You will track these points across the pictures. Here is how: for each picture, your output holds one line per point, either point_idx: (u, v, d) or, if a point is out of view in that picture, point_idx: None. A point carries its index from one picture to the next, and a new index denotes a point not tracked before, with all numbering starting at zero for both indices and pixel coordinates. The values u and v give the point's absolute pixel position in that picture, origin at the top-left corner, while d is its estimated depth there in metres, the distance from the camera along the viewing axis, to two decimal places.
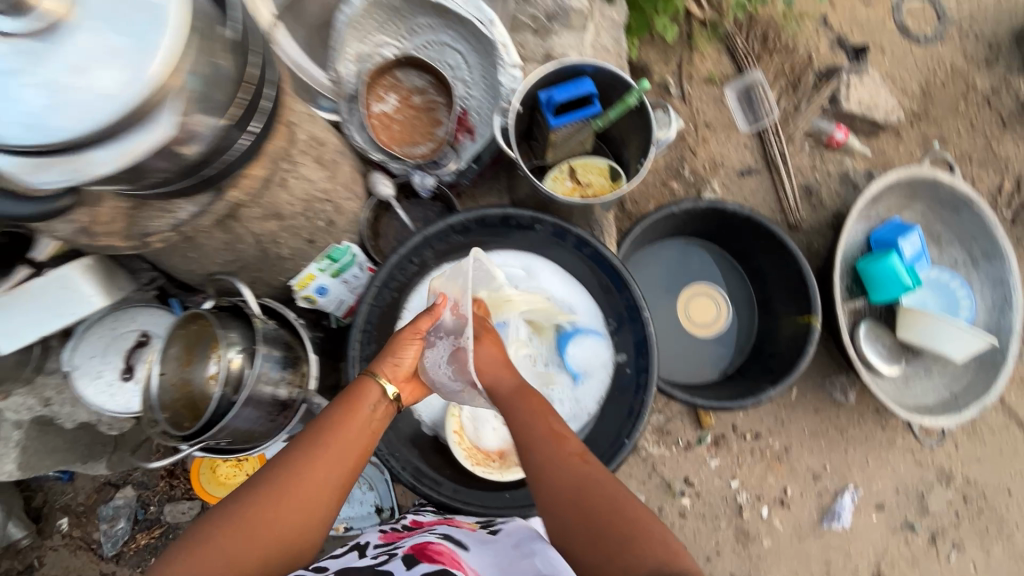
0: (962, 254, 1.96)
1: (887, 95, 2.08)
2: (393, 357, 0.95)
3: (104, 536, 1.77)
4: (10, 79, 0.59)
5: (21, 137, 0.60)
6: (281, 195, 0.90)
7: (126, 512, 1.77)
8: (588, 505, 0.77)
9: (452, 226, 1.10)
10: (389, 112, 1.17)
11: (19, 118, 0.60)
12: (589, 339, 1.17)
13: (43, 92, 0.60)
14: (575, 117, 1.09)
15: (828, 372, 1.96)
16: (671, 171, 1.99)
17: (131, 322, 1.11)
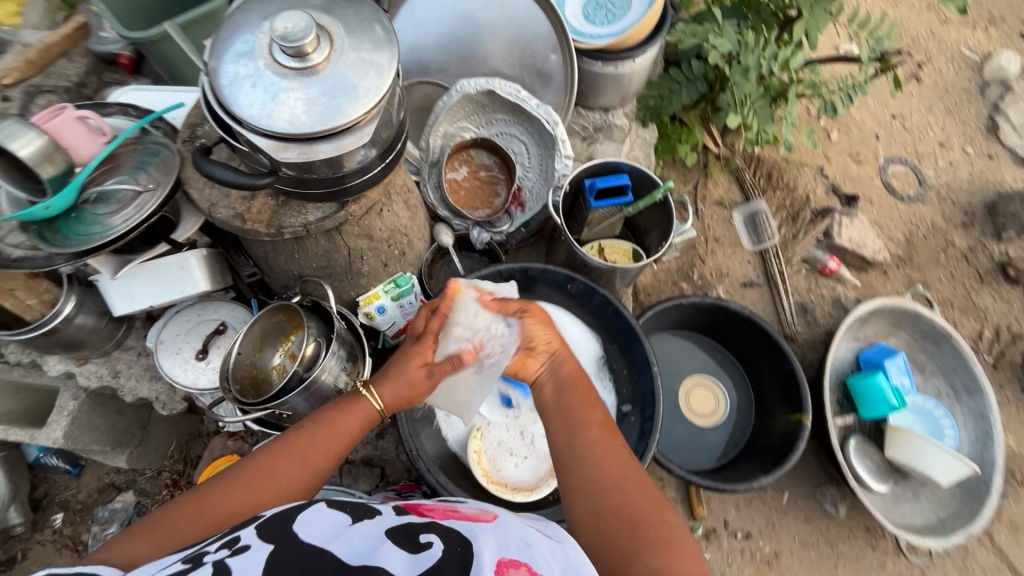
0: (945, 385, 2.12)
1: (874, 238, 2.39)
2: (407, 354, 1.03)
3: (92, 538, 1.77)
4: (270, 83, 0.67)
5: (261, 122, 0.66)
6: (376, 221, 1.12)
7: (121, 517, 1.73)
8: (622, 502, 0.82)
9: (499, 273, 1.32)
10: (459, 179, 1.45)
11: (264, 109, 0.66)
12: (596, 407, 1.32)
13: (288, 96, 0.67)
14: (611, 203, 1.34)
15: (819, 482, 2.02)
16: (682, 273, 2.25)
17: (215, 313, 1.27)
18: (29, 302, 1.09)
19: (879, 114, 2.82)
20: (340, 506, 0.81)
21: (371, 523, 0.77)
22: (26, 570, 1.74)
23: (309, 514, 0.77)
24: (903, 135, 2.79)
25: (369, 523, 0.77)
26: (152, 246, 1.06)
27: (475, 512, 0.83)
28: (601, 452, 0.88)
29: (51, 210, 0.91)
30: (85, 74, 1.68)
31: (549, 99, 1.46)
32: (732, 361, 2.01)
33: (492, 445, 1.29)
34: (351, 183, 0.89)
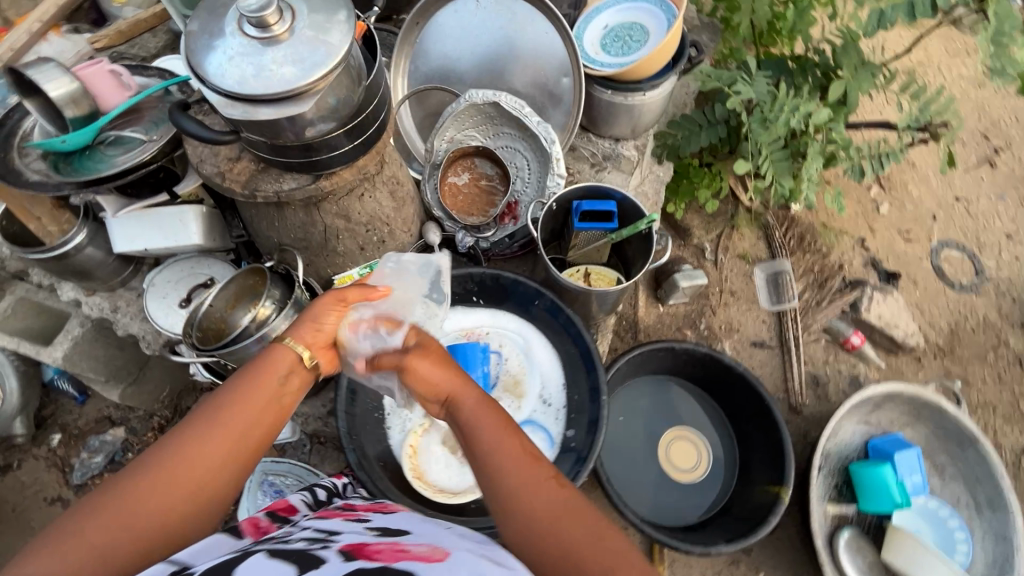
0: (966, 495, 1.89)
1: (909, 320, 2.21)
2: (314, 322, 0.94)
3: (78, 463, 1.90)
4: (231, 47, 0.74)
5: (216, 84, 0.74)
6: (355, 204, 1.19)
7: (107, 449, 1.88)
8: (564, 529, 0.71)
9: (471, 276, 1.34)
10: (459, 184, 1.49)
11: (221, 71, 0.74)
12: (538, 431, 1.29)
13: (244, 63, 0.74)
14: (597, 226, 1.36)
15: (799, 570, 1.84)
16: (688, 320, 2.17)
17: (206, 269, 1.36)
18: (49, 229, 1.25)
19: (941, 193, 2.61)
20: (281, 555, 0.63)
21: (321, 572, 0.60)
22: (18, 478, 1.90)
23: (245, 568, 0.60)
24: (964, 219, 2.57)
25: (315, 574, 0.59)
26: (154, 194, 1.22)
27: (430, 548, 0.66)
28: (530, 469, 0.76)
29: (68, 144, 1.03)
30: (161, 48, 1.90)
31: (557, 119, 1.51)
32: (722, 419, 1.91)
33: (428, 442, 1.27)
34: (320, 157, 0.96)
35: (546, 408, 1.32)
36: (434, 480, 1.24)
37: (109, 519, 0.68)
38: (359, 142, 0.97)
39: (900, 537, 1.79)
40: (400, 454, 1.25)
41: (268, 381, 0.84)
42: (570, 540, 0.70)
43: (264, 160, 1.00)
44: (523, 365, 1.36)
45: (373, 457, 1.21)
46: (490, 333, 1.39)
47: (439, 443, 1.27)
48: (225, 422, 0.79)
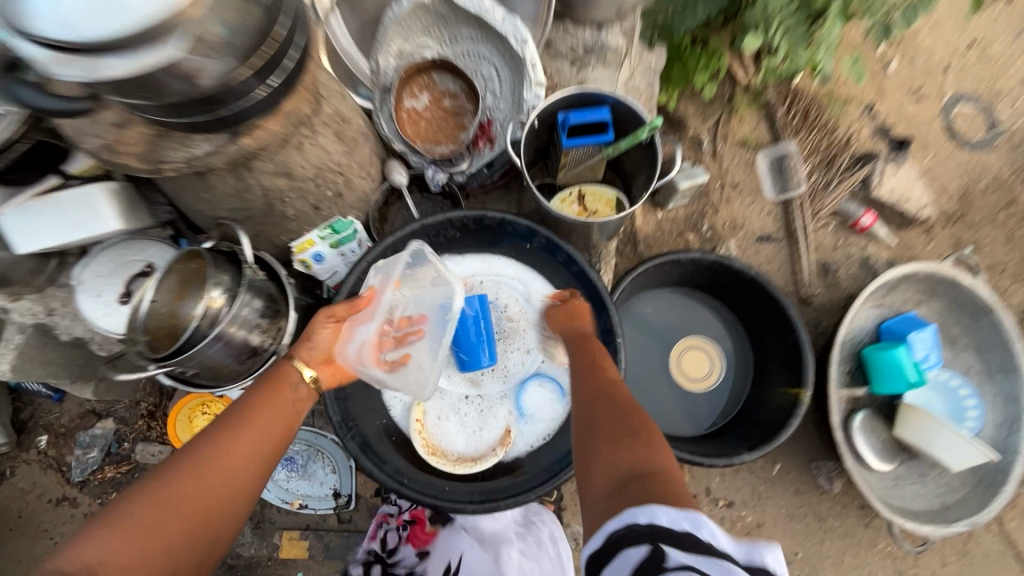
0: (978, 362, 1.86)
1: (922, 191, 2.05)
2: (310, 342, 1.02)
3: (75, 461, 1.82)
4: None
5: (48, 31, 0.61)
6: (296, 156, 0.97)
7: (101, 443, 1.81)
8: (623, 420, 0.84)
9: (452, 220, 1.16)
10: (419, 109, 1.26)
11: (52, 20, 0.61)
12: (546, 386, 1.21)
13: (78, 4, 0.61)
14: (588, 140, 1.14)
15: (815, 456, 1.88)
16: (689, 224, 2.00)
17: (141, 254, 1.17)
18: None
19: (953, 38, 2.28)
20: None
21: None
22: (16, 485, 1.82)
23: None
24: (977, 68, 2.26)
25: None
26: (41, 178, 1.01)
27: None
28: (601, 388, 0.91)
29: None
30: None
31: (523, 10, 1.27)
32: (735, 325, 1.83)
33: (434, 412, 1.19)
34: (228, 112, 0.78)
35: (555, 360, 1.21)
36: (450, 449, 1.17)
37: (157, 511, 0.76)
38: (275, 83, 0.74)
39: (913, 414, 1.78)
40: (410, 431, 1.17)
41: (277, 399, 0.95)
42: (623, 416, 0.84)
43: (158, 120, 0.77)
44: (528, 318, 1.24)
45: (375, 437, 1.11)
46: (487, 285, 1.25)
47: (447, 410, 1.20)
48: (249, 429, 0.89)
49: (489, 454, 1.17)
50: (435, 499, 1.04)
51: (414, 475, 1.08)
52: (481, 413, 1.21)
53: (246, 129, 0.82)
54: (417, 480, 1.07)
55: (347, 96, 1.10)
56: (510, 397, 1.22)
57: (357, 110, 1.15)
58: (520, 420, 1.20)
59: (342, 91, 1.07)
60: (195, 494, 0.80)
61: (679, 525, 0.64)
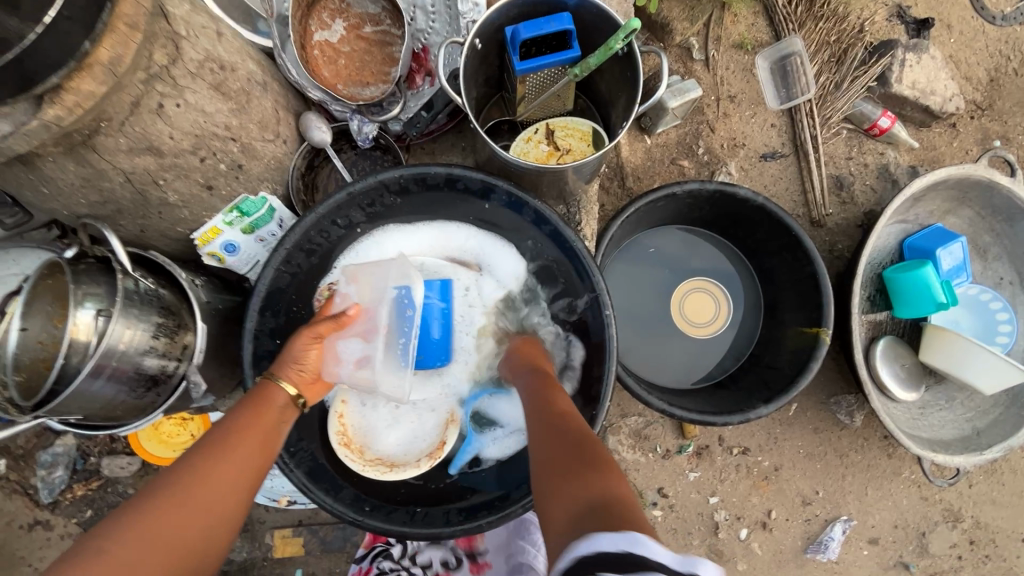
0: (1011, 272, 1.68)
1: (949, 81, 1.74)
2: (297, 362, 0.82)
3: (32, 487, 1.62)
4: None
5: None
6: (158, 124, 0.73)
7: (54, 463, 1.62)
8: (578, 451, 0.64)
9: (385, 184, 0.90)
10: (334, 42, 1.01)
11: None
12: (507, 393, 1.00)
13: None
14: (550, 61, 0.88)
15: (834, 391, 1.70)
16: (683, 148, 1.69)
17: (12, 265, 0.95)
18: None
19: None
20: None
21: None
22: None
23: None
24: None
25: None
26: None
27: None
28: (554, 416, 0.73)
29: None
30: None
31: None
32: (741, 260, 1.63)
33: (367, 401, 0.97)
34: None
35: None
36: (369, 447, 0.94)
37: (132, 555, 0.55)
38: (60, 16, 0.50)
39: (940, 336, 1.58)
40: (330, 412, 0.95)
41: (269, 414, 0.76)
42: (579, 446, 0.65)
43: None
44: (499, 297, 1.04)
45: (328, 458, 0.92)
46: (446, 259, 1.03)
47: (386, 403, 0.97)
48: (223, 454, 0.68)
49: (410, 465, 0.93)
50: (402, 526, 0.86)
51: (379, 495, 0.91)
52: (417, 409, 0.99)
53: (50, 94, 0.57)
54: (384, 502, 0.90)
55: (226, 33, 0.83)
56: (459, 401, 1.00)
57: (247, 51, 0.88)
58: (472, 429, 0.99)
59: (217, 27, 0.81)
60: (178, 536, 0.59)
61: (616, 547, 0.45)
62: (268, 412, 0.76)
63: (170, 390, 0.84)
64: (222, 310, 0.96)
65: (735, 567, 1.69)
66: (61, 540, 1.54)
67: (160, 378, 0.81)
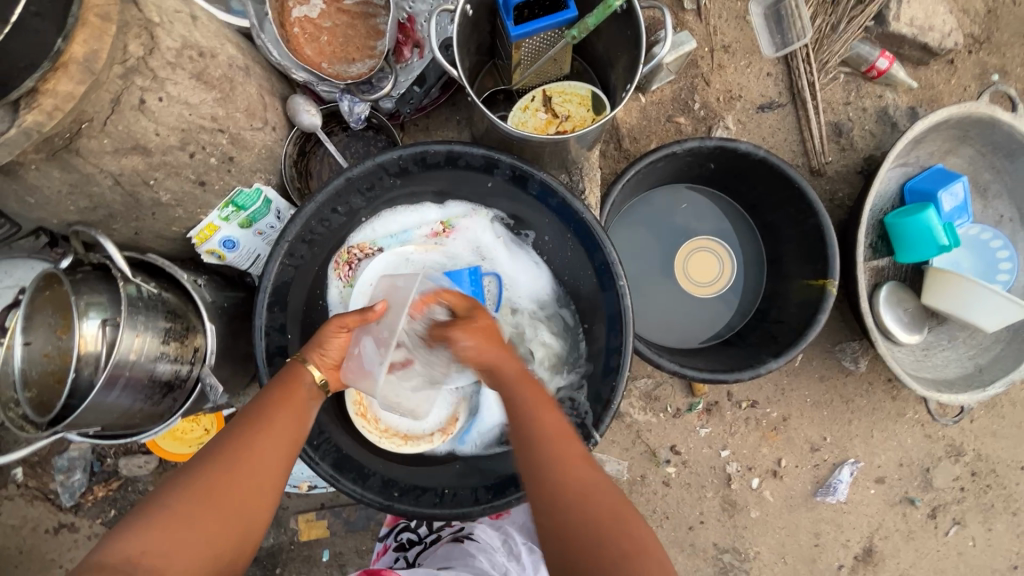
0: (1010, 209, 1.64)
1: (948, 15, 1.63)
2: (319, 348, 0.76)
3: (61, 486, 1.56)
4: None
5: None
6: (141, 120, 0.68)
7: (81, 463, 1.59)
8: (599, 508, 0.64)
9: (383, 166, 0.87)
10: (314, 17, 0.95)
11: None
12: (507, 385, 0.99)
13: None
14: (544, 24, 0.84)
15: (838, 339, 1.72)
16: (678, 104, 1.61)
17: (4, 278, 0.92)
18: None
19: None
20: None
21: None
22: None
23: None
24: None
25: None
26: None
27: None
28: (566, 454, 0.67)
29: None
30: None
31: None
32: (742, 217, 1.61)
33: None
34: None
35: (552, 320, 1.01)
36: (382, 417, 0.95)
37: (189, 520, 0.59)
38: (24, 14, 0.46)
39: (943, 278, 1.57)
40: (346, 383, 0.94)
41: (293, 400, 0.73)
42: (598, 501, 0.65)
43: None
44: (510, 276, 1.02)
45: (353, 446, 0.92)
46: (463, 233, 1.01)
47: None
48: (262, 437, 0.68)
49: (424, 440, 0.94)
50: (433, 507, 0.87)
51: (407, 479, 0.92)
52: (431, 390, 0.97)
53: (26, 98, 0.53)
54: (412, 486, 0.91)
55: (198, 16, 0.78)
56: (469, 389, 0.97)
57: (222, 33, 0.82)
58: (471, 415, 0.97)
59: (188, 10, 0.75)
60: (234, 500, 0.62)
61: None
62: (295, 397, 0.73)
63: (186, 393, 0.83)
64: (228, 308, 0.94)
65: (748, 516, 1.74)
66: (88, 540, 1.55)
67: (177, 383, 0.80)
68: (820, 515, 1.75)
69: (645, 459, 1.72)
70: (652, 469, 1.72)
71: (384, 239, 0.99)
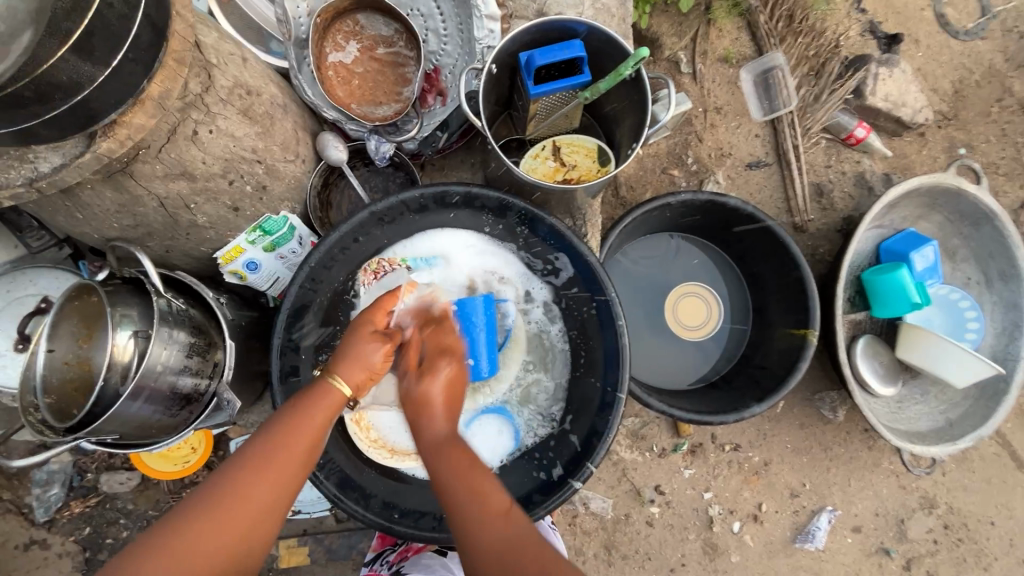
0: (976, 272, 1.76)
1: (919, 93, 1.79)
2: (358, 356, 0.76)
3: (35, 500, 1.50)
4: None
5: None
6: (192, 150, 0.75)
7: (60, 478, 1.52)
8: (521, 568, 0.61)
9: (405, 203, 0.94)
10: (348, 63, 1.03)
11: None
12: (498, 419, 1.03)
13: None
14: (561, 85, 0.93)
15: (818, 388, 1.79)
16: (673, 158, 1.73)
17: (29, 286, 0.95)
18: None
19: None
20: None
21: None
22: None
23: None
24: None
25: None
26: None
27: None
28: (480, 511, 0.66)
29: None
30: None
31: None
32: (730, 267, 1.71)
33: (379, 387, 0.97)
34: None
35: (549, 358, 1.05)
36: (374, 426, 0.97)
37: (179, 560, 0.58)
38: (124, 60, 0.52)
39: (915, 334, 1.66)
40: None
41: (305, 427, 0.70)
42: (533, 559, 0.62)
43: None
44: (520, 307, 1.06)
45: (356, 469, 0.94)
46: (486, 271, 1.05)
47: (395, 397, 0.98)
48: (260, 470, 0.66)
49: (411, 457, 0.97)
50: (433, 530, 0.90)
51: (407, 501, 0.94)
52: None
53: (103, 128, 0.60)
54: (413, 508, 0.93)
55: (249, 58, 0.85)
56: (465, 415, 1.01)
57: (268, 74, 0.90)
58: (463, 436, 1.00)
59: (240, 51, 0.82)
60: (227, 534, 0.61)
61: None
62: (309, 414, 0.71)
63: (202, 406, 0.86)
64: (245, 327, 0.98)
65: (729, 560, 1.76)
66: (60, 558, 1.50)
67: (194, 397, 0.84)
68: (798, 561, 1.78)
69: (630, 497, 1.74)
70: (636, 509, 1.74)
71: (414, 258, 1.02)
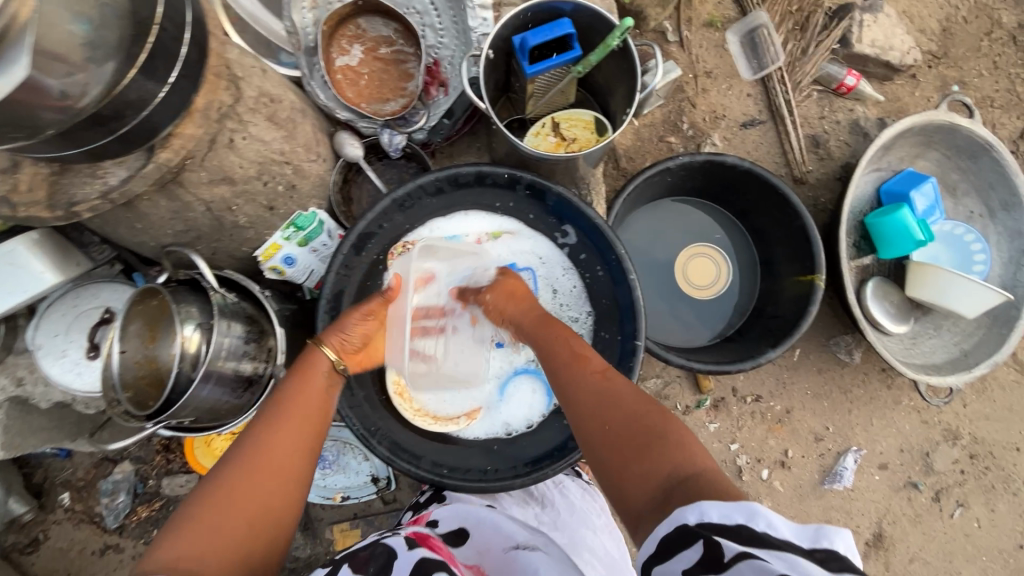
0: (979, 205, 1.78)
1: (906, 36, 1.81)
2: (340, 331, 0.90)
3: (105, 509, 1.58)
4: None
5: None
6: (231, 155, 0.83)
7: (124, 487, 1.57)
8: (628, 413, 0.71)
9: (423, 187, 1.02)
10: (354, 65, 1.11)
11: None
12: (527, 381, 1.09)
13: None
14: (555, 62, 1.00)
15: (833, 333, 1.84)
16: (669, 125, 1.78)
17: (95, 298, 1.06)
18: None
19: None
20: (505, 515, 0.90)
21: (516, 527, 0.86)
22: (52, 549, 1.60)
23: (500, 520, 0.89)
24: None
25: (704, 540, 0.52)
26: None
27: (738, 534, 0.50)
28: (588, 376, 0.79)
29: None
30: None
31: None
32: (735, 224, 1.76)
33: None
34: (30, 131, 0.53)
35: (573, 323, 1.11)
36: (416, 397, 1.06)
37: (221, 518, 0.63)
38: (178, 76, 0.61)
39: (923, 271, 1.70)
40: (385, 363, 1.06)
41: (312, 383, 0.81)
42: (635, 412, 0.71)
43: (54, 160, 0.63)
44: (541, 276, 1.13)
45: (404, 436, 1.03)
46: (503, 244, 1.12)
47: None
48: (279, 429, 0.73)
49: (452, 421, 1.06)
50: (480, 481, 0.98)
51: (453, 459, 1.03)
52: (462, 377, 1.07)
53: (160, 141, 0.68)
54: (459, 465, 1.02)
55: (269, 70, 0.93)
56: (497, 380, 1.08)
57: (286, 83, 0.98)
58: (497, 399, 1.08)
59: (260, 64, 0.90)
60: (267, 480, 0.68)
61: (731, 519, 0.51)
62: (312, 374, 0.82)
63: (260, 389, 0.95)
64: (288, 317, 1.07)
65: (760, 506, 1.83)
66: (133, 560, 1.60)
67: (253, 380, 0.93)
68: (829, 502, 1.84)
69: None
70: None
71: (436, 238, 1.09)
